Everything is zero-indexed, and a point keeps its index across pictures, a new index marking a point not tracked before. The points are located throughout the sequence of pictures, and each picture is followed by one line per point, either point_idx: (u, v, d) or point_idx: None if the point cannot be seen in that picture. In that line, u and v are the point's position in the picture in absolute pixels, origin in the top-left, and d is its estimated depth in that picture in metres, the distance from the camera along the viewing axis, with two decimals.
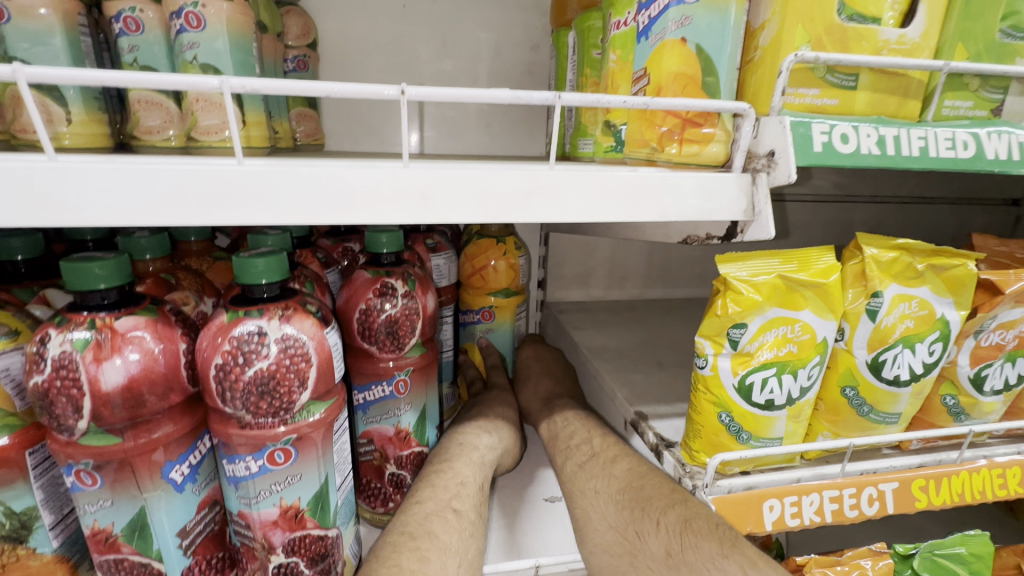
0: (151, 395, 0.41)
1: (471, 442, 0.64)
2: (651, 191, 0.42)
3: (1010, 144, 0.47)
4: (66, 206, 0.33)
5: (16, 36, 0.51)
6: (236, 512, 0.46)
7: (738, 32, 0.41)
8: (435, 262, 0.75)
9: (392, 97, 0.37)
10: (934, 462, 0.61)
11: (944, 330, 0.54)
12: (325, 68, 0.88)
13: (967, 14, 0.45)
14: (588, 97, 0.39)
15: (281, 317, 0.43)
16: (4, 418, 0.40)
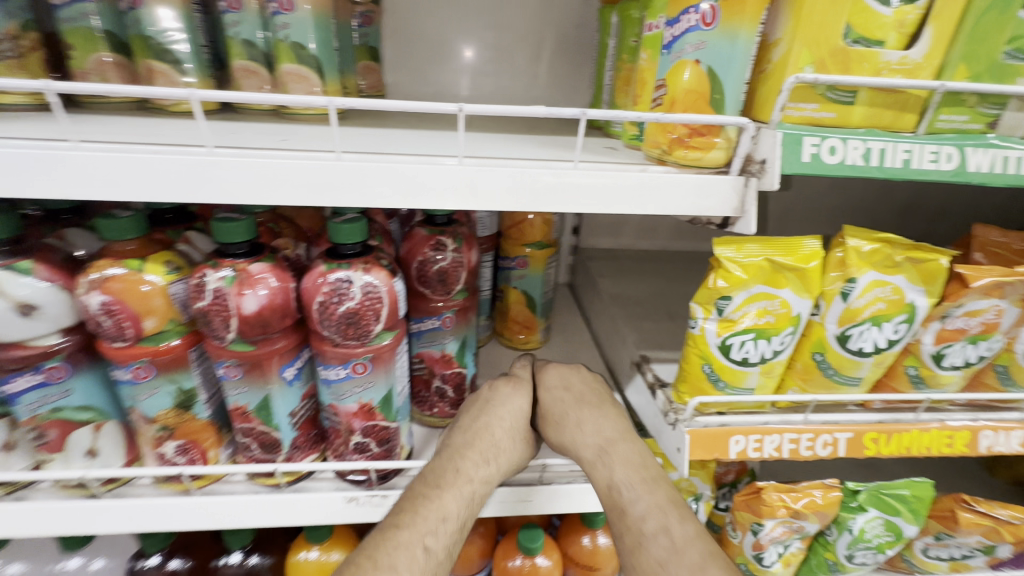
0: (274, 318, 0.57)
1: (466, 454, 0.63)
2: (655, 190, 0.52)
3: (995, 159, 0.52)
4: (223, 188, 0.47)
5: (148, 19, 0.63)
6: (328, 404, 0.63)
7: (747, 55, 0.48)
8: (479, 216, 0.88)
9: (452, 110, 0.47)
10: (891, 420, 0.72)
11: (910, 313, 0.63)
12: (388, 21, 0.95)
13: (972, 37, 0.49)
14: (609, 112, 0.47)
15: (363, 269, 0.57)
16: (176, 327, 0.57)
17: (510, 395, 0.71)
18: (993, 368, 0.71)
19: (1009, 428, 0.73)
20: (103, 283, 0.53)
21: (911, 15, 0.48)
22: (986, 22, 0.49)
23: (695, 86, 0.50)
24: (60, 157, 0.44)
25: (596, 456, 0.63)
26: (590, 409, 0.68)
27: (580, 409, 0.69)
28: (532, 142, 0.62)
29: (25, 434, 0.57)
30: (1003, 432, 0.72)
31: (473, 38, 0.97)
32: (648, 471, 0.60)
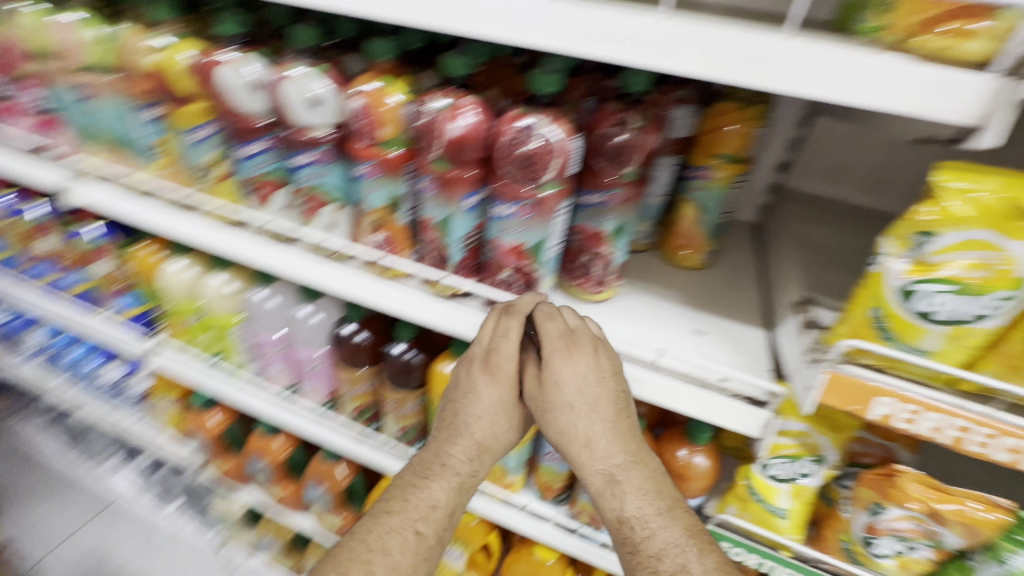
0: (467, 147, 0.67)
1: (453, 452, 0.77)
2: (873, 84, 0.47)
3: None
4: (463, 13, 0.58)
5: None
6: (493, 238, 0.75)
7: None
8: (675, 114, 0.85)
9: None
10: None
11: None
12: None
13: None
14: None
15: (548, 120, 0.64)
16: (398, 139, 0.73)
17: (485, 390, 0.76)
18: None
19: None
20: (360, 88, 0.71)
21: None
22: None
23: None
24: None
25: (608, 484, 0.74)
26: (581, 420, 0.73)
27: (566, 415, 0.74)
28: (754, 21, 0.58)
29: (299, 200, 0.84)
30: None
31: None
32: (658, 502, 0.72)
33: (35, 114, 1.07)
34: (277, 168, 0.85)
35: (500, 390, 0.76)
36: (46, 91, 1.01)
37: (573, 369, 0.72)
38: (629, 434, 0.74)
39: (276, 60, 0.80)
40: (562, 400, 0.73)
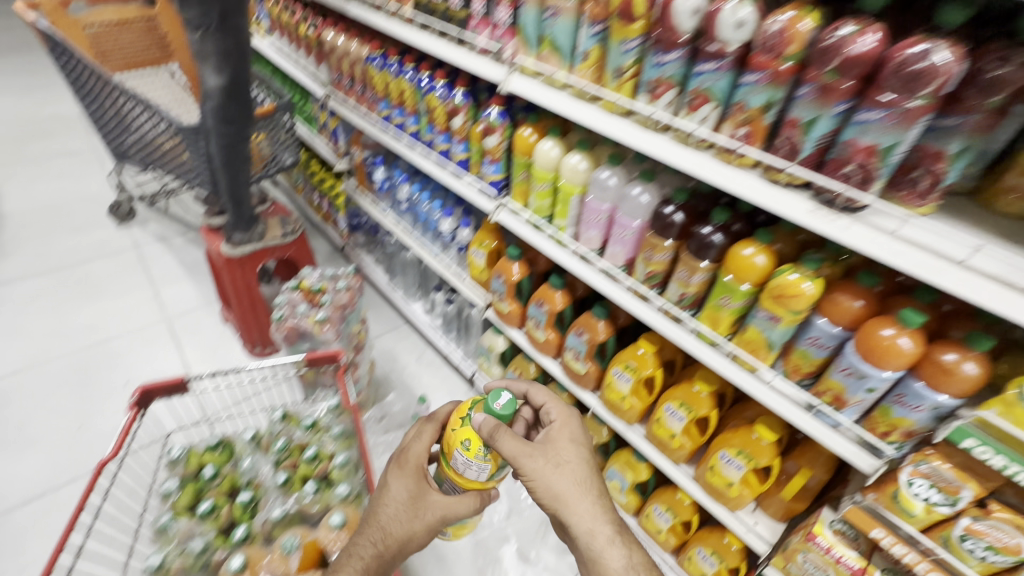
0: (771, 46, 0.82)
1: (360, 543, 0.97)
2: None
3: None
4: None
5: None
6: (735, 103, 0.90)
7: None
8: (850, 36, 0.74)
9: None
10: None
11: None
12: None
13: None
14: None
15: (859, 24, 0.74)
16: (730, 53, 0.87)
17: (393, 488, 1.02)
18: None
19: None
20: (783, 18, 0.79)
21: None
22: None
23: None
24: None
25: (599, 519, 1.00)
26: (582, 461, 1.03)
27: (563, 467, 1.00)
28: None
29: (684, 96, 0.97)
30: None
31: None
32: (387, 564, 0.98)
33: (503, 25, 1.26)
34: (681, 72, 0.96)
35: (411, 477, 1.02)
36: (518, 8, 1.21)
37: (581, 453, 1.04)
38: (598, 483, 1.03)
39: None
40: (566, 459, 1.02)
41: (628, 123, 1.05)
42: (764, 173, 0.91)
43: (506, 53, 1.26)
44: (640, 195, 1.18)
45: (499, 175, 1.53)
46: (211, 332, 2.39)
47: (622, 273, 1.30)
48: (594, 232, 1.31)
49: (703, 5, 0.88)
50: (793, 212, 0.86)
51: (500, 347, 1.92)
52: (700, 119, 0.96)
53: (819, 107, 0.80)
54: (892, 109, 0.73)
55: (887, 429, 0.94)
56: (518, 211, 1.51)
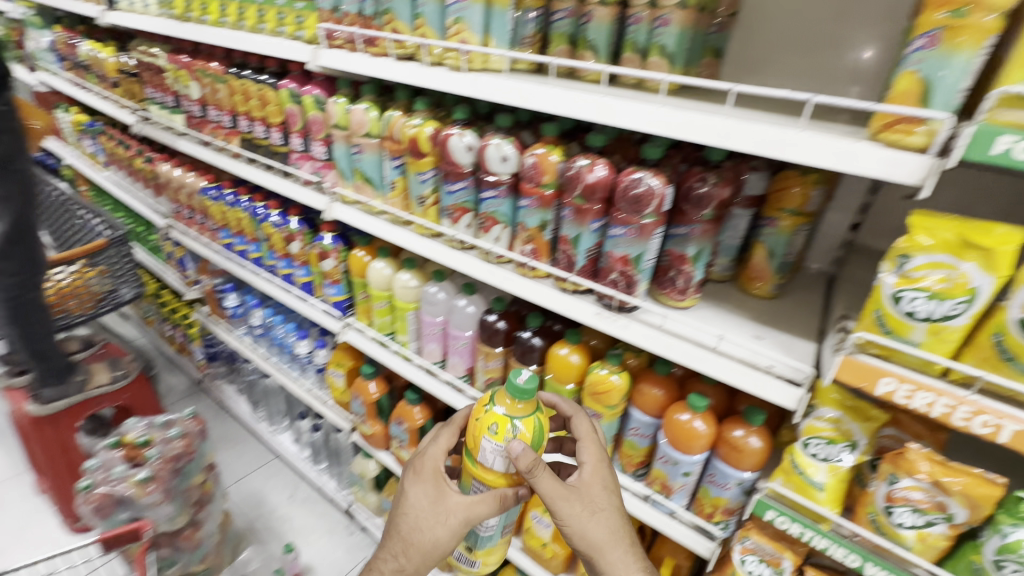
0: (532, 176, 0.92)
1: (384, 558, 0.87)
2: (851, 155, 0.62)
3: None
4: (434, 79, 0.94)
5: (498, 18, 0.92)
6: (520, 222, 0.99)
7: (971, 69, 0.54)
8: (585, 166, 0.85)
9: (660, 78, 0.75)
10: (992, 404, 0.63)
11: (976, 297, 0.61)
12: (834, 42, 1.03)
13: None
14: (758, 87, 0.65)
15: (592, 159, 0.85)
16: (503, 183, 0.97)
17: (416, 497, 0.87)
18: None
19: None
20: (534, 154, 0.90)
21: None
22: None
23: (909, 88, 0.58)
24: (501, 85, 0.87)
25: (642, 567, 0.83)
26: (613, 500, 0.85)
27: (597, 514, 0.82)
28: (765, 113, 0.73)
29: (479, 219, 1.05)
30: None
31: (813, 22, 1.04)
32: None
33: (320, 159, 1.32)
34: (472, 198, 1.05)
35: (431, 486, 0.87)
36: (330, 146, 1.27)
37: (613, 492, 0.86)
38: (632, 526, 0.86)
39: (482, 132, 1.00)
40: (602, 504, 0.83)
41: (438, 243, 1.11)
42: (555, 282, 0.98)
43: (326, 184, 1.31)
44: (467, 306, 1.22)
45: (341, 296, 1.51)
46: (17, 509, 1.96)
47: (466, 383, 1.29)
48: (434, 344, 1.31)
49: (475, 143, 0.98)
50: (580, 314, 0.93)
51: (371, 473, 1.77)
52: (494, 238, 1.04)
53: (578, 225, 0.90)
54: (631, 226, 0.84)
55: (712, 509, 0.97)
56: (363, 329, 1.49)
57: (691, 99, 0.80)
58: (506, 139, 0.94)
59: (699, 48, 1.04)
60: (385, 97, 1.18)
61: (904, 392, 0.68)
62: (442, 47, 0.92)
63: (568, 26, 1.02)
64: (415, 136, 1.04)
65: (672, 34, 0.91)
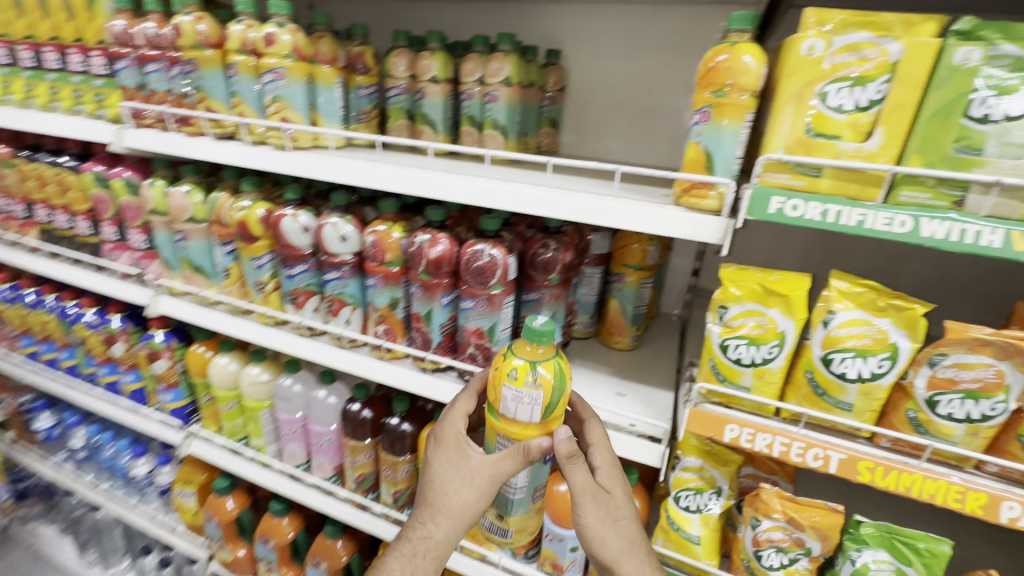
0: (374, 253, 0.86)
1: (414, 524, 0.69)
2: (660, 220, 0.66)
3: (952, 230, 0.54)
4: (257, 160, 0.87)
5: (323, 94, 0.89)
6: (369, 302, 0.92)
7: (736, 141, 0.61)
8: (426, 241, 0.82)
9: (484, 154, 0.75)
10: (817, 437, 0.68)
11: (784, 340, 0.65)
12: (650, 113, 1.14)
13: (924, 134, 0.53)
14: (570, 160, 0.68)
15: (433, 232, 0.82)
16: (345, 263, 0.90)
17: (439, 460, 0.70)
18: (1015, 438, 0.60)
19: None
20: (374, 231, 0.86)
21: (864, 118, 0.55)
22: (933, 125, 0.53)
23: (695, 157, 0.63)
24: (328, 163, 0.82)
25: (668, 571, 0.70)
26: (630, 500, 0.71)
27: (619, 522, 0.68)
28: (589, 182, 0.77)
29: (326, 302, 0.96)
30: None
31: (630, 98, 1.15)
32: None
33: (139, 248, 1.14)
34: (317, 280, 0.96)
35: (457, 454, 0.69)
36: (150, 232, 1.12)
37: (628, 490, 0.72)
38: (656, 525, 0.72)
39: (319, 211, 0.93)
40: (624, 508, 0.69)
41: (284, 332, 0.99)
42: (415, 362, 0.91)
43: (147, 275, 1.13)
44: (327, 397, 1.10)
45: (180, 401, 1.29)
46: None
47: (336, 484, 1.14)
48: (295, 445, 1.15)
49: (311, 223, 0.91)
50: (443, 394, 0.87)
51: None
52: (345, 322, 0.95)
53: (428, 301, 0.85)
54: (479, 298, 0.81)
55: None
56: (211, 436, 1.27)
57: (522, 171, 0.82)
58: (343, 217, 0.88)
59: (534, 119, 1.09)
60: (211, 177, 1.07)
61: (749, 435, 0.70)
62: (262, 126, 0.85)
63: (403, 102, 1.01)
64: (243, 219, 0.94)
65: (502, 109, 0.94)
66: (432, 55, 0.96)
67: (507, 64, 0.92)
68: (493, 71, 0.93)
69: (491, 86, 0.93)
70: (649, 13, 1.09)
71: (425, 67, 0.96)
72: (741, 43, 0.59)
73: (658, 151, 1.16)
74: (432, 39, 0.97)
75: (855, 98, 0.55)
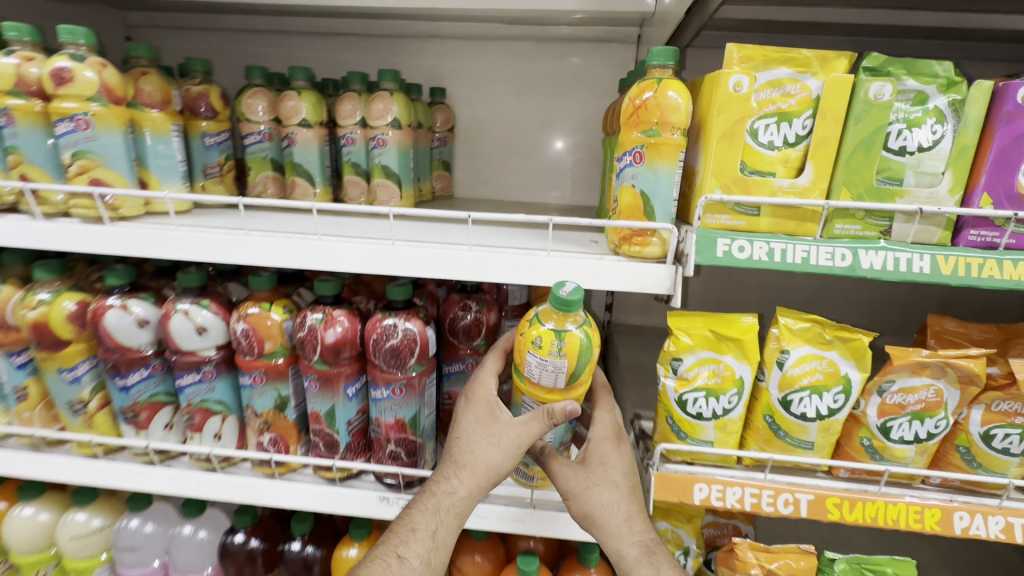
0: (248, 344, 0.67)
1: (439, 477, 0.60)
2: (602, 273, 0.58)
3: (887, 258, 0.54)
4: (56, 237, 0.62)
5: (155, 144, 0.69)
6: (247, 405, 0.71)
7: (671, 182, 0.56)
8: (318, 322, 0.65)
9: (384, 212, 0.61)
10: (784, 481, 0.64)
11: (742, 386, 0.61)
12: (545, 150, 1.10)
13: (849, 167, 0.53)
14: (491, 213, 0.58)
15: (327, 309, 0.66)
16: (207, 361, 0.68)
17: (467, 415, 0.61)
18: (953, 448, 0.62)
19: (989, 512, 0.62)
20: (245, 316, 0.66)
21: (794, 154, 0.54)
22: (857, 157, 0.53)
23: (631, 202, 0.57)
24: (167, 235, 0.62)
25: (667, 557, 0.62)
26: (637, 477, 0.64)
27: (604, 488, 0.62)
28: (510, 234, 0.67)
29: (183, 414, 0.72)
30: (980, 515, 0.61)
31: (523, 137, 1.10)
32: (439, 557, 0.58)
33: None
34: (167, 386, 0.72)
35: (486, 413, 0.61)
36: None
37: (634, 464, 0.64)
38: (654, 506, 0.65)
39: (162, 296, 0.71)
40: (611, 473, 0.62)
41: (121, 463, 0.73)
42: (317, 471, 0.72)
43: None
44: (195, 531, 0.83)
45: None
46: None
47: None
48: None
49: (150, 314, 0.68)
50: (363, 509, 0.69)
51: None
52: (213, 436, 0.72)
53: (329, 395, 0.68)
54: (395, 384, 0.66)
55: None
56: None
57: (428, 227, 0.70)
58: (197, 302, 0.67)
59: (425, 162, 0.99)
60: None
61: (720, 493, 0.64)
62: (59, 191, 0.62)
63: (267, 151, 0.84)
64: (42, 317, 0.68)
65: (393, 155, 0.81)
66: (300, 95, 0.81)
67: (394, 103, 0.80)
68: (376, 112, 0.80)
69: (377, 129, 0.80)
70: (533, 50, 1.05)
71: (291, 109, 0.81)
72: (666, 79, 0.54)
73: (558, 189, 1.12)
74: (297, 76, 0.82)
75: (784, 134, 0.53)
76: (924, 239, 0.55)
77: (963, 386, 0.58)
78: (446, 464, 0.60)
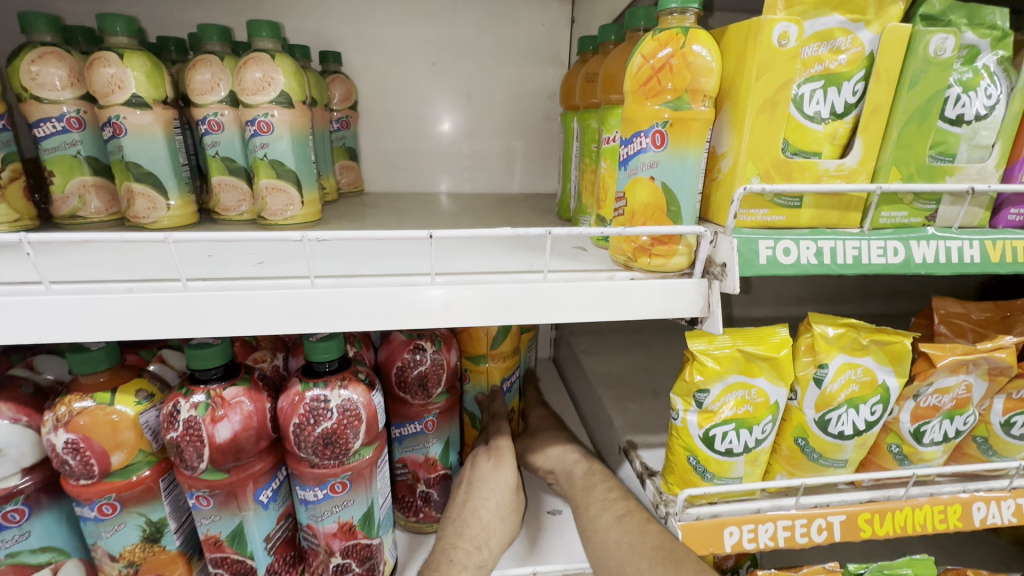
0: (78, 464, 0.42)
1: (457, 544, 0.51)
2: (616, 298, 0.43)
3: (940, 249, 0.45)
4: None
5: None
6: (93, 545, 0.45)
7: (698, 170, 0.42)
8: (195, 415, 0.42)
9: (295, 239, 0.39)
10: (815, 504, 0.56)
11: (775, 412, 0.51)
12: (473, 129, 0.91)
13: (901, 142, 0.43)
14: (460, 229, 0.40)
15: (209, 389, 0.43)
16: (7, 496, 0.42)
17: (494, 474, 0.58)
18: (970, 439, 0.58)
19: (1002, 498, 0.59)
20: (69, 420, 0.41)
21: (842, 128, 0.43)
22: (911, 130, 0.43)
23: (649, 200, 0.42)
24: None
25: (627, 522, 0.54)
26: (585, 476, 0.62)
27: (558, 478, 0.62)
28: (477, 250, 0.49)
29: None
30: (997, 503, 0.58)
31: (446, 114, 0.90)
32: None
33: None
34: None
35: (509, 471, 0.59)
36: None
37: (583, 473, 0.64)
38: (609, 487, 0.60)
39: None
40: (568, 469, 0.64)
41: None
42: None
43: None
44: None
45: None
46: None
47: None
48: None
49: None
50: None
51: None
52: None
53: (233, 512, 0.46)
54: (334, 479, 0.46)
55: None
56: None
57: (358, 251, 0.49)
58: None
59: (325, 147, 0.76)
60: None
61: (755, 532, 0.54)
62: None
63: (81, 146, 0.56)
64: None
65: (284, 146, 0.57)
66: (122, 58, 0.53)
67: (277, 69, 0.56)
68: (251, 84, 0.55)
69: (256, 109, 0.56)
70: (452, 5, 0.85)
71: (110, 80, 0.53)
72: (689, 29, 0.40)
73: (490, 174, 0.94)
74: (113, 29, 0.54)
75: (831, 103, 0.42)
76: (968, 223, 0.47)
77: (991, 377, 0.54)
78: (465, 515, 0.54)
